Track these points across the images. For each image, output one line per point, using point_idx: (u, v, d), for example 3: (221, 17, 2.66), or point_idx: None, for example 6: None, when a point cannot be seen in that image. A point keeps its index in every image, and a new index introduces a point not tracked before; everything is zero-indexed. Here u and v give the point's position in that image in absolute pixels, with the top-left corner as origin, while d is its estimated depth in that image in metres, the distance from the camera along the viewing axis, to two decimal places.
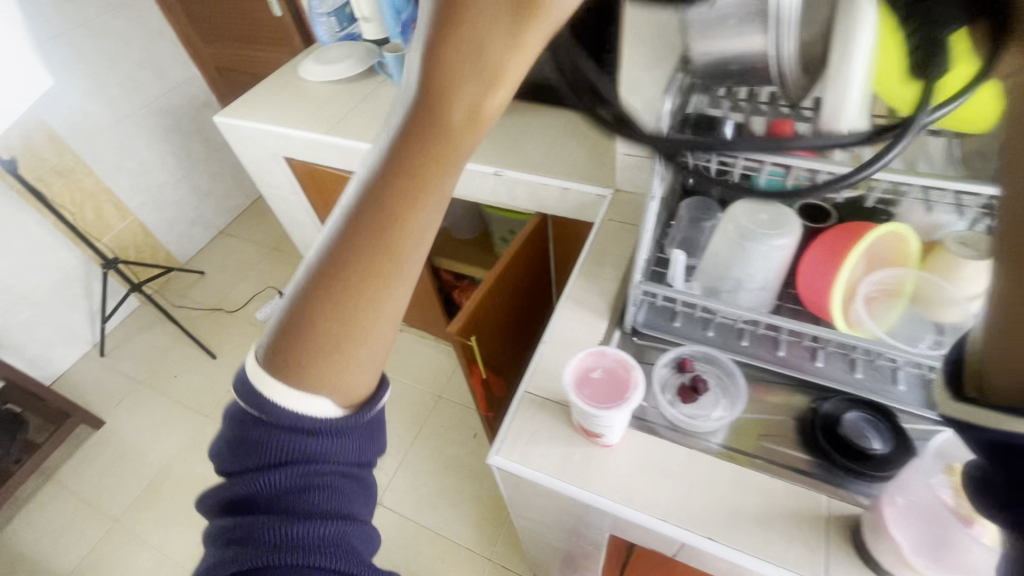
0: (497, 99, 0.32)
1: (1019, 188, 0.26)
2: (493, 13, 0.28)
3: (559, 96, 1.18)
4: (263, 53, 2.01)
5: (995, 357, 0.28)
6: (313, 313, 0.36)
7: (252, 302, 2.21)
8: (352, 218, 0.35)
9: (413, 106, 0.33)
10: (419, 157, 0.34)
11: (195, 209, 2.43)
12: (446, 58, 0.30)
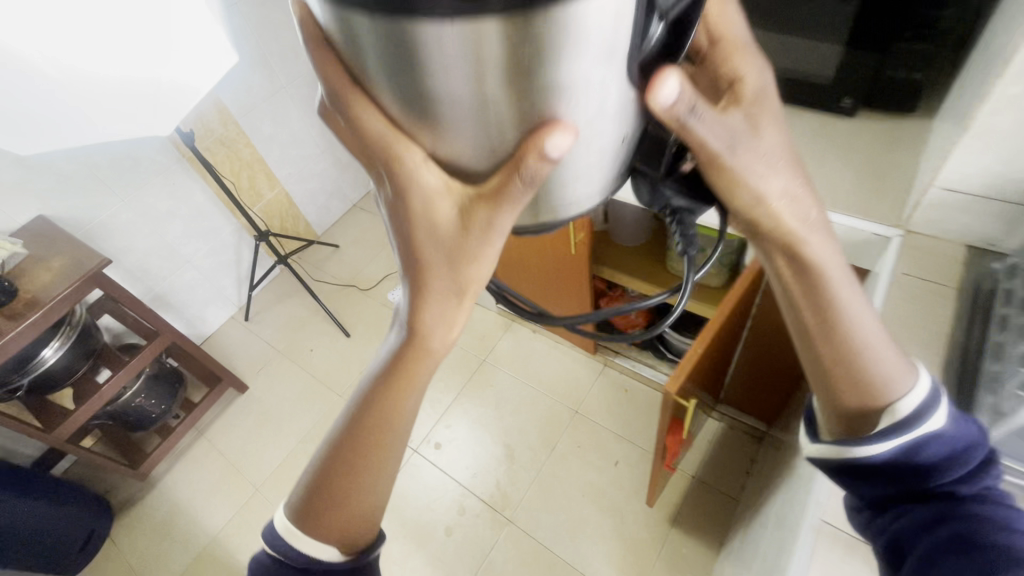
0: (452, 335, 0.52)
1: (814, 356, 0.53)
2: (443, 297, 0.49)
3: (814, 95, 0.93)
4: None
5: (839, 431, 0.54)
6: (339, 472, 0.55)
7: (385, 282, 2.19)
8: (368, 413, 0.55)
9: (401, 341, 0.53)
10: (408, 368, 0.53)
11: (335, 181, 2.44)
12: (421, 315, 0.50)
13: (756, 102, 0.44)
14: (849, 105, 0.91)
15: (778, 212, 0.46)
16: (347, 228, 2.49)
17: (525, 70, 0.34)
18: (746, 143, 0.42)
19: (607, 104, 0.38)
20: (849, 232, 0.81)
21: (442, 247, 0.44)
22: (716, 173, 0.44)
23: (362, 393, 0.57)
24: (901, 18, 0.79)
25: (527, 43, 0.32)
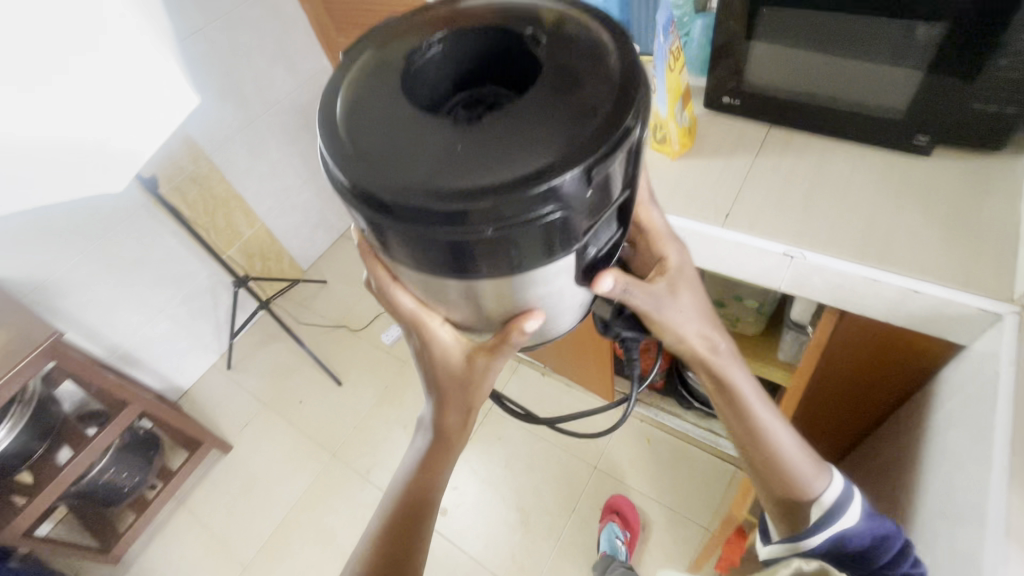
0: (461, 431, 0.70)
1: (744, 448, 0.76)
2: (462, 405, 0.69)
3: (878, 129, 0.79)
4: None
5: (777, 514, 0.76)
6: (379, 555, 0.68)
7: (378, 321, 2.03)
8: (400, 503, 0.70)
9: (430, 438, 0.71)
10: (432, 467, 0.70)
11: (319, 212, 2.28)
12: (446, 420, 0.69)
13: (676, 274, 0.70)
14: (924, 142, 0.77)
15: (698, 347, 0.74)
16: (335, 261, 2.32)
17: (509, 295, 0.54)
18: (668, 302, 0.70)
19: (574, 300, 0.62)
20: (945, 306, 0.66)
21: (456, 379, 0.66)
22: (648, 316, 0.70)
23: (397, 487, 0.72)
24: (1000, 42, 0.65)
25: (514, 286, 0.51)
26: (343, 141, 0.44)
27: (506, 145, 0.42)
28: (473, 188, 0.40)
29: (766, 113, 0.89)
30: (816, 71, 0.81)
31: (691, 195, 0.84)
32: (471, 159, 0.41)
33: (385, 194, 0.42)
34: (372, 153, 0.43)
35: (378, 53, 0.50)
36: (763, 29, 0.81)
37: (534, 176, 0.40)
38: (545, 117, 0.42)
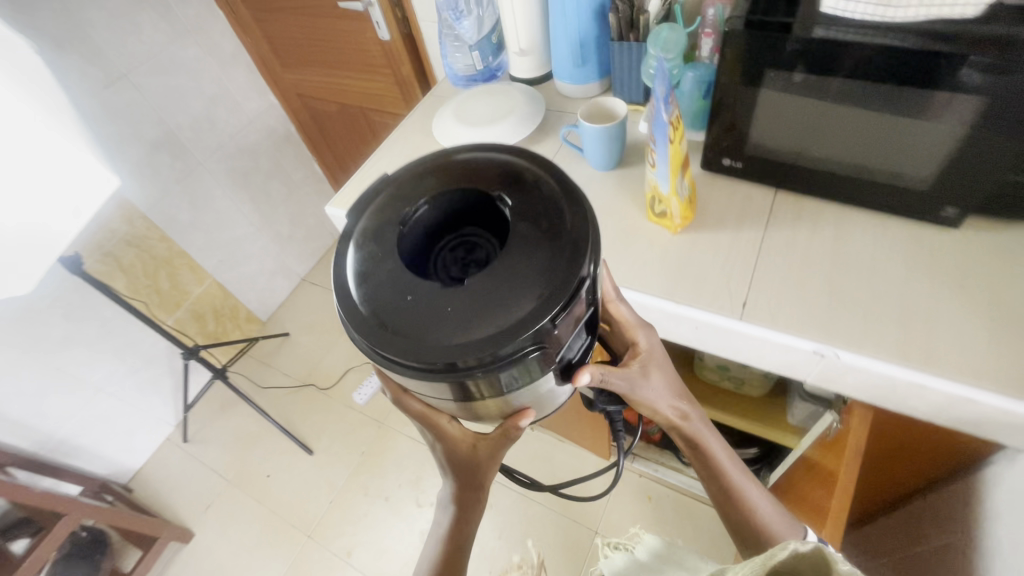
0: (476, 515, 0.72)
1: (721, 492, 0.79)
2: (471, 488, 0.72)
3: (899, 199, 0.72)
4: (358, 82, 1.59)
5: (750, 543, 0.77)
6: None
7: (349, 377, 1.88)
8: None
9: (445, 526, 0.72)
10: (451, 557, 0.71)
11: (276, 258, 2.10)
12: (461, 505, 0.71)
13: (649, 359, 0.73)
14: (953, 215, 0.69)
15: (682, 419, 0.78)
16: (297, 309, 2.15)
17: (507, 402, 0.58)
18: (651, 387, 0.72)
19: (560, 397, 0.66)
20: (1003, 414, 0.59)
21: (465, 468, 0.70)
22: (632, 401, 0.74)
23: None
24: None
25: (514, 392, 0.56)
26: (364, 314, 0.50)
27: (486, 302, 0.48)
28: (488, 337, 0.47)
29: (774, 176, 0.80)
30: (832, 137, 0.72)
31: (701, 278, 0.74)
32: (465, 316, 0.48)
33: (408, 360, 0.48)
34: (389, 324, 0.50)
35: (367, 221, 0.56)
36: (772, 92, 0.72)
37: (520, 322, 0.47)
38: (527, 260, 0.50)
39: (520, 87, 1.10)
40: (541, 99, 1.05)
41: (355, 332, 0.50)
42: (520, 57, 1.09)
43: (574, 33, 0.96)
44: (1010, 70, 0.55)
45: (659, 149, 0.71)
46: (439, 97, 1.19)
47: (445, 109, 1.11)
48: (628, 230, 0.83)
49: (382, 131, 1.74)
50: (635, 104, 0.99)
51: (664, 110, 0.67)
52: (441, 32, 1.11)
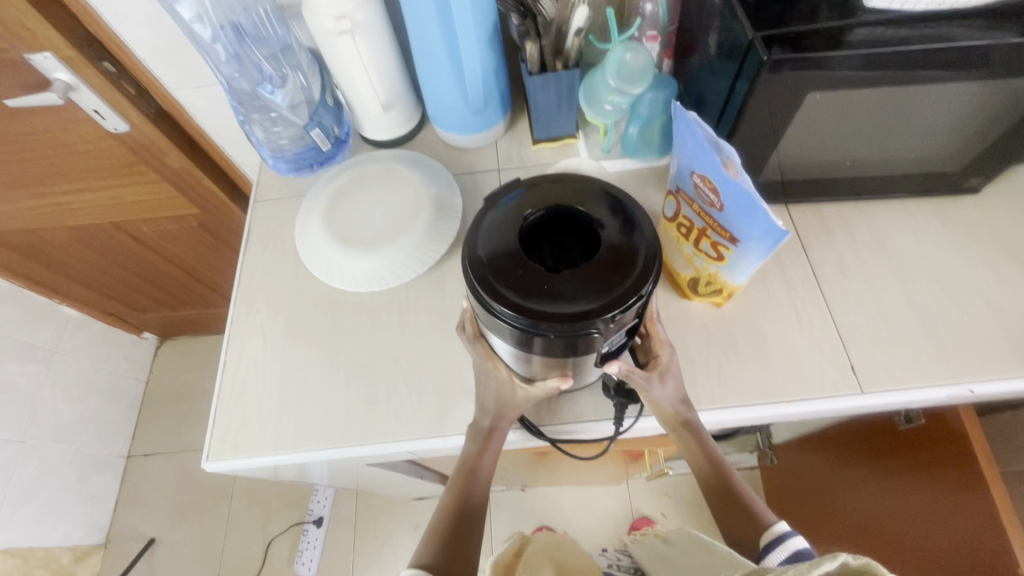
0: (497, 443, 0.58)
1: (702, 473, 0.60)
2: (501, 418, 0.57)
3: (928, 182, 0.65)
4: (91, 194, 1.01)
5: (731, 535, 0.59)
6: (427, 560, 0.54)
7: (275, 550, 1.42)
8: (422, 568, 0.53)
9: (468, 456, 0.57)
10: (459, 531, 0.55)
11: (75, 460, 1.43)
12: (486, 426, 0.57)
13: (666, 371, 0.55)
14: (975, 184, 0.65)
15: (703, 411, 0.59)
16: (146, 501, 1.53)
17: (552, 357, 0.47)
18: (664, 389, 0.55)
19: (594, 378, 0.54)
20: None
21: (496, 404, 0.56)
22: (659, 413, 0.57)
23: (421, 544, 0.55)
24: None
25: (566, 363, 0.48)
26: (481, 257, 0.44)
27: (584, 282, 0.42)
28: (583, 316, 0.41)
29: (792, 193, 0.67)
30: (863, 143, 0.60)
31: (791, 356, 0.60)
32: (565, 288, 0.42)
33: (506, 313, 0.42)
34: (504, 269, 0.43)
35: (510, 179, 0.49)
36: (805, 114, 0.56)
37: (611, 310, 0.41)
38: (637, 260, 0.43)
39: (398, 156, 0.76)
40: (441, 169, 0.74)
41: (467, 270, 0.44)
42: (383, 115, 0.74)
43: (468, 74, 0.67)
44: None
45: (744, 252, 0.49)
46: (274, 201, 0.78)
47: (310, 223, 0.72)
48: (670, 320, 0.63)
49: (162, 236, 1.19)
50: (565, 138, 0.76)
51: (776, 225, 0.44)
52: (240, 113, 0.71)
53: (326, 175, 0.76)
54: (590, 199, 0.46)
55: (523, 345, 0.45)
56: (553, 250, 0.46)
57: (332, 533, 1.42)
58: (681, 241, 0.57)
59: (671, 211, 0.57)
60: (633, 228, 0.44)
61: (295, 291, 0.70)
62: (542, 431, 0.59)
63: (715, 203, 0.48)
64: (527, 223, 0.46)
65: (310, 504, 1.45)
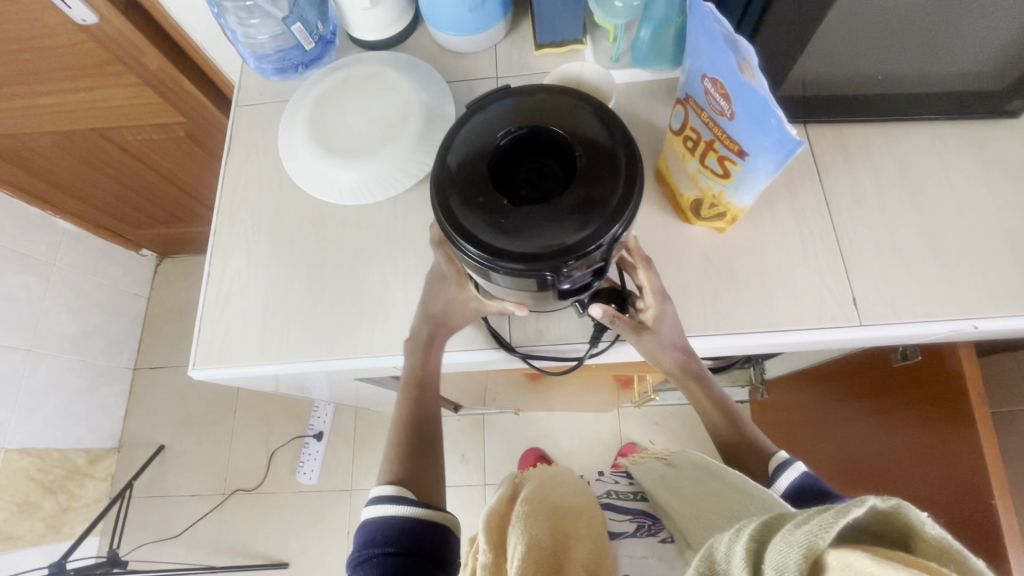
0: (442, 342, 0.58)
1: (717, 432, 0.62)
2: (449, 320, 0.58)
3: (963, 102, 0.60)
4: (68, 96, 0.95)
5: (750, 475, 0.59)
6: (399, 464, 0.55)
7: (278, 460, 1.50)
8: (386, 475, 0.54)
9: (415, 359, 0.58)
10: (418, 435, 0.57)
11: (82, 370, 1.46)
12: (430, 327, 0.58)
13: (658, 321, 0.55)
14: (1017, 106, 0.60)
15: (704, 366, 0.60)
16: (153, 411, 1.59)
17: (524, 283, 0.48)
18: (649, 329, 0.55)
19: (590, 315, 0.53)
20: None
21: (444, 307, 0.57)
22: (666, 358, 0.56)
23: (386, 454, 0.56)
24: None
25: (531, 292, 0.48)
26: (448, 180, 0.43)
27: (544, 220, 0.41)
28: (536, 255, 0.40)
29: (813, 111, 0.61)
30: (898, 53, 0.54)
31: (793, 286, 0.58)
32: (523, 224, 0.41)
33: (463, 243, 0.42)
34: (468, 197, 0.42)
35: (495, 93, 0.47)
36: (838, 14, 0.49)
37: (562, 255, 0.40)
38: (605, 199, 0.41)
39: (387, 59, 0.70)
40: (434, 73, 0.69)
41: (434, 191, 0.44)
42: (371, 11, 0.68)
43: None
44: None
45: (751, 168, 0.45)
46: (256, 106, 0.73)
47: (293, 128, 0.68)
48: (667, 244, 0.60)
49: (149, 145, 1.13)
50: (571, 44, 0.69)
51: (789, 132, 0.39)
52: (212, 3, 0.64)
53: (310, 79, 0.71)
54: (572, 126, 0.43)
55: (484, 273, 0.46)
56: (529, 176, 0.44)
57: (332, 447, 1.48)
58: (686, 157, 0.53)
59: (678, 125, 0.53)
60: (609, 162, 0.42)
61: (279, 203, 0.67)
62: (514, 346, 0.59)
63: (726, 110, 0.44)
64: (500, 146, 0.44)
65: (311, 419, 1.51)
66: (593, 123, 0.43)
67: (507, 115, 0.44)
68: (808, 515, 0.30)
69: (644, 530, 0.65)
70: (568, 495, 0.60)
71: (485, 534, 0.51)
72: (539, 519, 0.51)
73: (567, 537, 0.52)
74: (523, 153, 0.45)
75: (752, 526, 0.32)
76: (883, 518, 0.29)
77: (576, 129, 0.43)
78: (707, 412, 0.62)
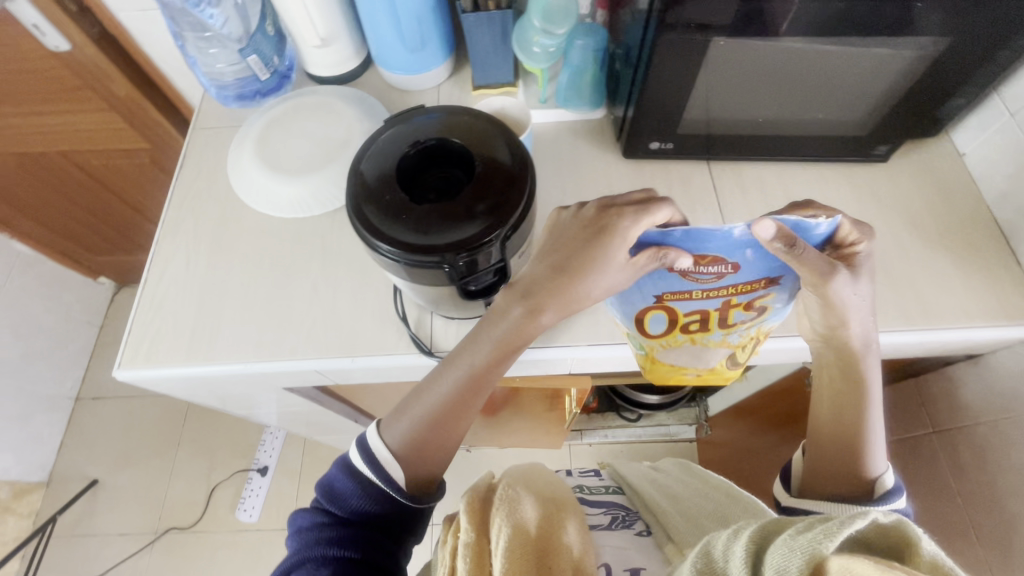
0: (538, 322, 0.49)
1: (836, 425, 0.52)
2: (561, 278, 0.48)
3: (840, 147, 0.68)
4: (38, 119, 1.00)
5: (823, 480, 0.52)
6: (429, 444, 0.50)
7: (216, 498, 1.43)
8: (425, 426, 0.50)
9: (506, 331, 0.49)
10: (459, 406, 0.50)
11: (22, 396, 1.41)
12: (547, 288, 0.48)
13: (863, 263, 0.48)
14: (883, 151, 0.69)
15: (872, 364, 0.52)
16: (91, 443, 1.53)
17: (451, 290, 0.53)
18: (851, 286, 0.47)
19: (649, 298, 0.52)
20: (985, 339, 0.62)
21: (567, 245, 0.48)
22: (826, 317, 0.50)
23: (423, 412, 0.50)
24: (1002, 51, 0.55)
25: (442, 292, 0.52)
26: (360, 182, 0.48)
27: (441, 219, 0.46)
28: (433, 249, 0.45)
29: (713, 148, 0.69)
30: (777, 100, 0.63)
31: None
32: (423, 222, 0.46)
33: (369, 236, 0.46)
34: (375, 197, 0.47)
35: (409, 112, 0.53)
36: (716, 62, 0.57)
37: (455, 247, 0.45)
38: (500, 204, 0.47)
39: (337, 92, 0.76)
40: (378, 106, 0.75)
41: (347, 191, 0.49)
42: (324, 50, 0.75)
43: (403, 11, 0.68)
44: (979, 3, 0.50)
45: (773, 288, 0.50)
46: (213, 129, 0.78)
47: (240, 150, 0.73)
48: None
49: (113, 169, 1.17)
50: (504, 86, 0.77)
51: (812, 222, 0.45)
52: (175, 33, 0.71)
53: (265, 106, 0.77)
54: (476, 140, 0.50)
55: (393, 271, 0.50)
56: (437, 186, 0.50)
57: (277, 483, 1.43)
58: (696, 337, 0.56)
59: (666, 325, 0.55)
60: (506, 172, 0.48)
61: (224, 215, 0.71)
62: (434, 352, 0.61)
63: (725, 268, 0.47)
64: (409, 157, 0.50)
65: (257, 454, 1.47)
66: (498, 145, 0.50)
67: (419, 130, 0.50)
68: (810, 525, 0.29)
69: (619, 522, 0.61)
70: (552, 484, 0.55)
71: (466, 515, 0.46)
72: (526, 502, 0.47)
73: (556, 521, 0.47)
74: (433, 165, 0.51)
75: (751, 530, 0.31)
76: (880, 533, 0.29)
77: (477, 143, 0.50)
78: (844, 418, 0.52)
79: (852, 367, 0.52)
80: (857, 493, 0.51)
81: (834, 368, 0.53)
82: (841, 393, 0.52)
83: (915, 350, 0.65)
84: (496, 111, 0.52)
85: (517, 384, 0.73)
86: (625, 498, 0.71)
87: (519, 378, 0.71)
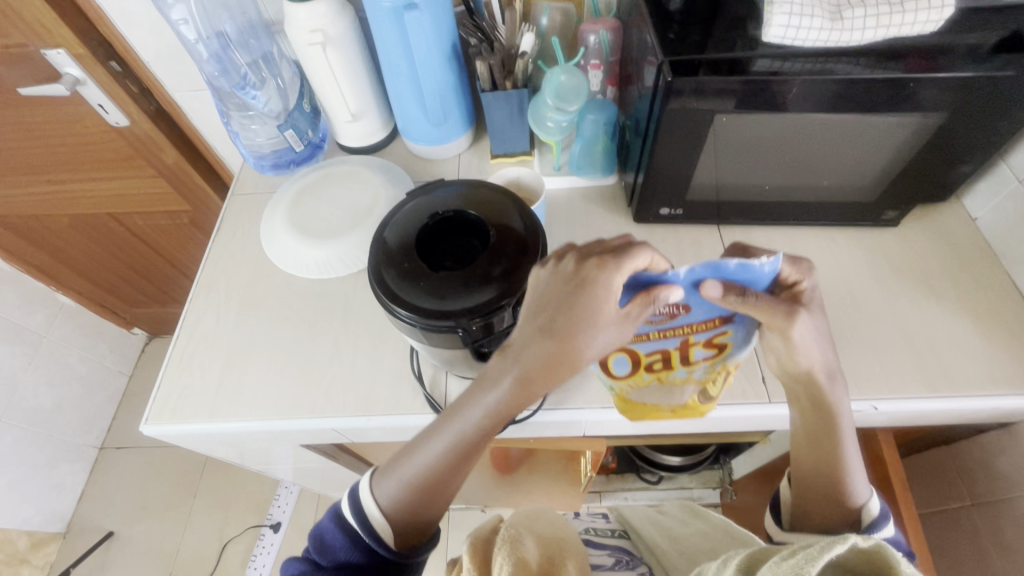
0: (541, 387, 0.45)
1: (812, 458, 0.51)
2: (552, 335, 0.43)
3: (848, 211, 0.70)
4: (93, 185, 1.09)
5: (809, 512, 0.52)
6: (420, 505, 0.49)
7: (227, 555, 1.41)
8: (413, 490, 0.48)
9: (503, 397, 0.45)
10: (450, 467, 0.48)
11: (49, 444, 1.45)
12: (548, 354, 0.43)
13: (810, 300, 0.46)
14: (893, 216, 0.70)
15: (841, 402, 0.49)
16: (109, 493, 1.54)
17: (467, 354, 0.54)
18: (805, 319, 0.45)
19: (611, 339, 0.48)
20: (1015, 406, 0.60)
21: (548, 299, 0.44)
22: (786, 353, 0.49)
23: (413, 473, 0.48)
24: (1001, 123, 0.57)
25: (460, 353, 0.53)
26: (381, 248, 0.51)
27: (456, 287, 0.48)
28: (447, 314, 0.47)
29: (724, 213, 0.71)
30: (781, 167, 0.65)
31: None
32: (438, 287, 0.48)
33: (386, 299, 0.48)
34: (395, 263, 0.50)
35: (429, 184, 0.56)
36: (718, 134, 0.61)
37: (467, 312, 0.47)
38: (512, 272, 0.49)
39: (365, 162, 0.82)
40: (403, 174, 0.80)
41: (370, 256, 0.52)
42: (354, 124, 0.81)
43: (427, 91, 0.74)
44: (968, 82, 0.52)
45: (730, 326, 0.46)
46: (250, 196, 0.84)
47: (274, 214, 0.79)
48: None
49: (154, 228, 1.26)
50: (521, 156, 0.81)
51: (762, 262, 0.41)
52: (222, 111, 0.78)
53: (298, 174, 0.83)
54: (491, 211, 0.53)
55: (410, 334, 0.51)
56: (455, 253, 0.53)
57: (288, 541, 1.40)
58: (663, 376, 0.52)
59: (630, 367, 0.51)
60: (519, 242, 0.51)
61: (254, 275, 0.75)
62: None
63: (677, 309, 0.44)
64: (428, 225, 0.53)
65: (270, 509, 1.45)
66: (512, 215, 0.53)
67: (438, 202, 0.54)
68: (794, 551, 0.30)
69: (623, 564, 0.59)
70: (554, 523, 0.53)
71: (468, 556, 0.46)
72: (529, 540, 0.47)
73: (558, 560, 0.46)
74: (451, 233, 0.55)
75: (740, 558, 0.32)
76: (861, 558, 0.30)
77: (492, 213, 0.53)
78: (824, 454, 0.50)
79: (820, 399, 0.49)
80: (847, 525, 0.50)
81: (804, 399, 0.50)
82: (813, 427, 0.51)
83: (942, 417, 0.63)
84: (510, 185, 0.55)
85: (531, 444, 0.73)
86: (631, 543, 0.68)
87: (532, 439, 0.71)
